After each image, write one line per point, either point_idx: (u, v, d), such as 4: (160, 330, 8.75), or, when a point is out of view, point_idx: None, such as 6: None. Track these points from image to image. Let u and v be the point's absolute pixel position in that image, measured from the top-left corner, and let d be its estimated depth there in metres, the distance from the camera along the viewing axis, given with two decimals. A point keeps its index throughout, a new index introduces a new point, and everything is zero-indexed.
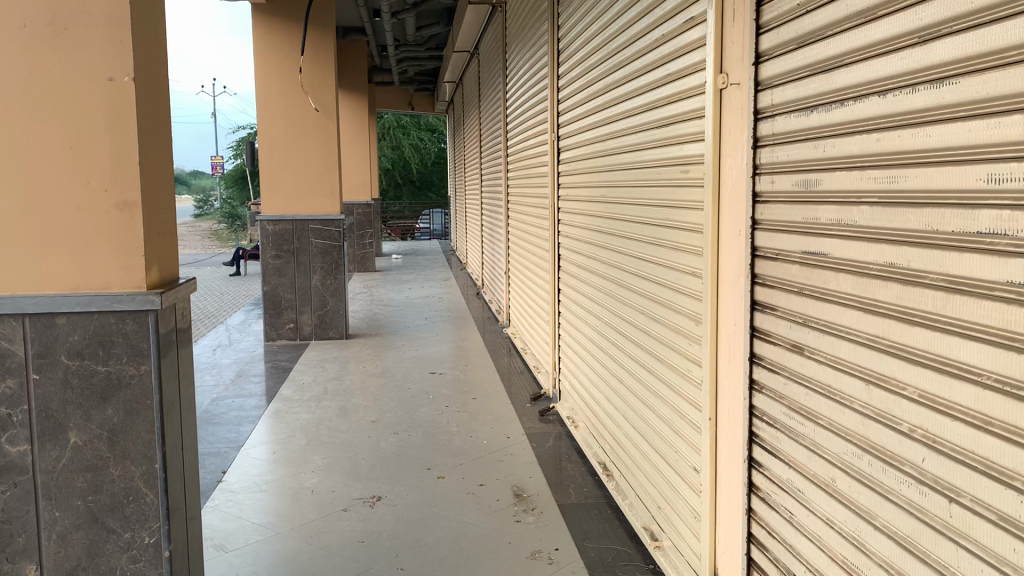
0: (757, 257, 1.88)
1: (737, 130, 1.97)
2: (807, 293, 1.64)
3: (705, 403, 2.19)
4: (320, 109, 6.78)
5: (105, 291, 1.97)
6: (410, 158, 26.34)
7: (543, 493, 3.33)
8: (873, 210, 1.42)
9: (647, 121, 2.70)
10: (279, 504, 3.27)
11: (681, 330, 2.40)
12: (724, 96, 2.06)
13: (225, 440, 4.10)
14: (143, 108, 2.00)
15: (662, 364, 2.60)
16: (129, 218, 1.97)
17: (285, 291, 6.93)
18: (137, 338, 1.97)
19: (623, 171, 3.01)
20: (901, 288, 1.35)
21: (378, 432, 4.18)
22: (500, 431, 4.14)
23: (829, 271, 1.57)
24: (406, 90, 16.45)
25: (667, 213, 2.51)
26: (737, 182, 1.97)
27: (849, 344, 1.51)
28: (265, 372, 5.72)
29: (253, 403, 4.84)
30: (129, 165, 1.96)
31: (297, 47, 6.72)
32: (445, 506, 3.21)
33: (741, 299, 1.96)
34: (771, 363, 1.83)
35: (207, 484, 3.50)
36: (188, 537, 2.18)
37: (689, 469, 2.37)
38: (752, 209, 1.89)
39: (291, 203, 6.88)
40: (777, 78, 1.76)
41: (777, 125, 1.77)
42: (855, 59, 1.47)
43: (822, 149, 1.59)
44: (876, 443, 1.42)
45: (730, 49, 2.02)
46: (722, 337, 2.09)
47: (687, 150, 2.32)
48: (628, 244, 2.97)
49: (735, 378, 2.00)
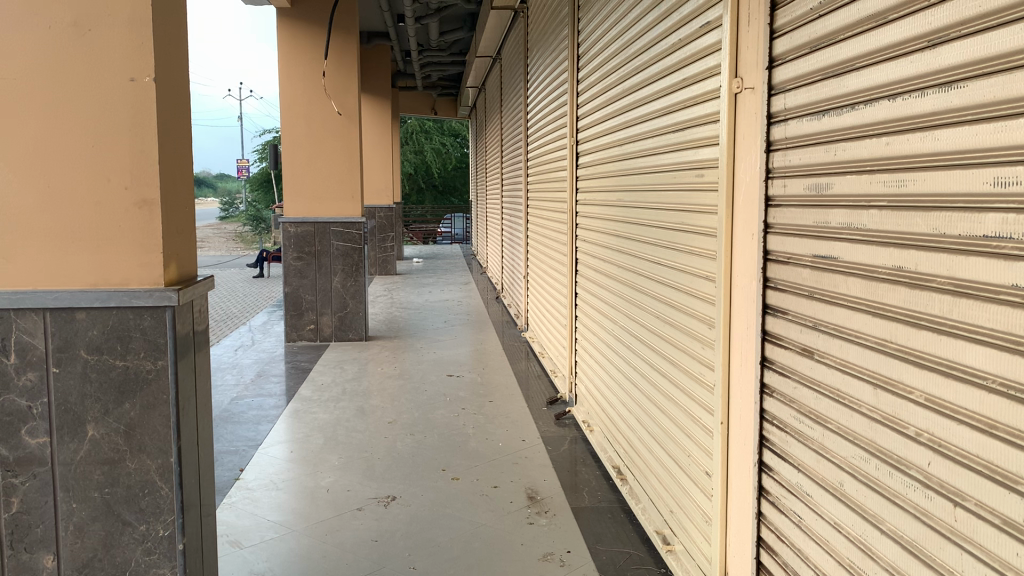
0: (770, 261, 1.88)
1: (750, 134, 1.97)
2: (817, 297, 1.64)
3: (717, 406, 2.19)
4: (342, 113, 6.83)
5: (124, 287, 2.01)
6: (433, 163, 26.47)
7: (557, 495, 3.34)
8: (881, 213, 1.42)
9: (664, 125, 2.71)
10: (294, 502, 3.30)
11: (694, 334, 2.41)
12: (738, 100, 2.06)
13: (243, 438, 4.14)
14: (163, 107, 2.04)
15: (676, 368, 2.60)
16: (148, 216, 2.01)
17: (306, 292, 6.98)
18: (154, 334, 2.00)
19: (639, 175, 3.02)
20: (908, 292, 1.35)
21: (395, 433, 4.21)
22: (516, 434, 4.16)
23: (839, 275, 1.57)
24: (430, 95, 16.56)
25: (682, 217, 2.52)
26: (750, 186, 1.98)
27: (858, 347, 1.50)
28: (286, 373, 5.77)
29: (272, 402, 4.88)
30: (149, 163, 2.00)
31: (320, 51, 6.76)
32: (459, 507, 3.23)
33: (752, 303, 1.96)
34: (782, 367, 1.83)
35: (224, 482, 3.53)
36: (202, 532, 2.21)
37: (701, 472, 2.37)
38: (765, 213, 1.89)
39: (312, 207, 6.97)
40: (790, 83, 1.77)
41: (790, 129, 1.77)
42: (865, 63, 1.48)
43: (832, 153, 1.59)
44: (882, 446, 1.42)
45: (745, 54, 2.02)
46: (735, 340, 2.09)
47: (702, 154, 2.33)
48: (643, 247, 2.98)
49: (746, 382, 2.01)
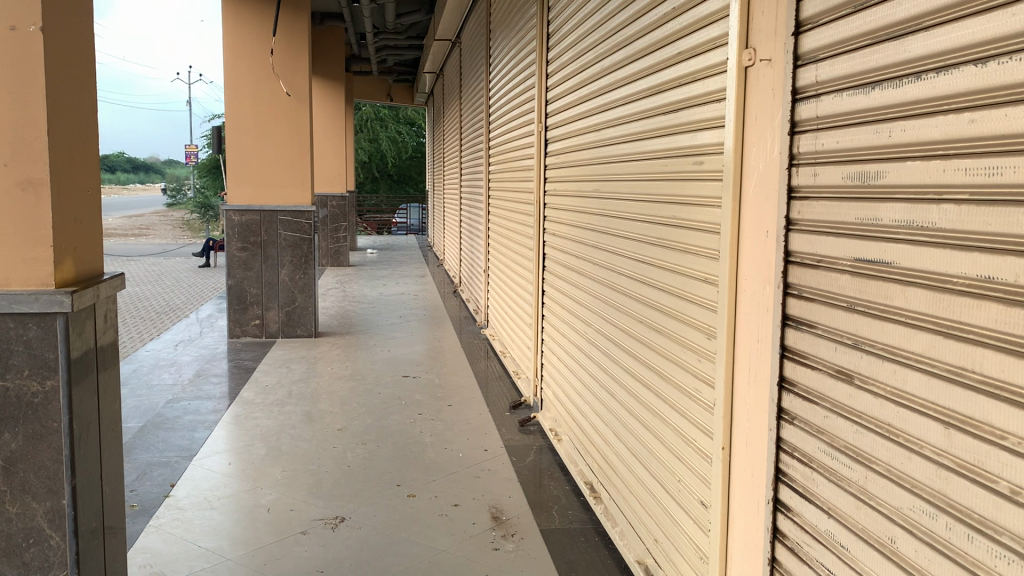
0: (791, 263, 1.58)
1: (766, 112, 1.67)
2: (861, 310, 1.37)
3: (718, 430, 1.89)
4: (292, 94, 6.46)
5: (5, 289, 1.82)
6: (387, 150, 25.94)
7: (523, 516, 3.02)
8: (961, 208, 1.14)
9: (651, 106, 2.42)
10: (230, 525, 2.94)
11: (689, 343, 2.11)
12: (749, 74, 1.76)
13: (176, 448, 3.76)
14: (54, 66, 1.84)
15: (663, 380, 2.31)
16: (34, 198, 1.81)
17: (251, 285, 6.53)
18: (41, 347, 1.83)
19: (621, 162, 2.72)
20: (1001, 308, 1.07)
21: (345, 442, 3.86)
22: (477, 444, 3.83)
23: (895, 284, 1.28)
24: (386, 81, 16.10)
25: (674, 210, 2.22)
26: (765, 176, 1.68)
27: (921, 374, 1.22)
28: (227, 372, 5.37)
29: (210, 406, 4.48)
30: (35, 134, 1.80)
31: (269, 28, 6.38)
32: (416, 530, 2.90)
33: (768, 312, 1.66)
34: (805, 392, 1.53)
35: (152, 500, 3.16)
36: (105, 565, 2.05)
37: (695, 502, 2.08)
38: (785, 208, 1.59)
39: (258, 193, 6.53)
40: (822, 50, 1.46)
41: (822, 106, 1.46)
42: (938, 22, 1.18)
43: (885, 136, 1.30)
44: (956, 499, 1.15)
45: (760, 20, 1.72)
46: (741, 354, 1.80)
47: (701, 138, 2.03)
48: (625, 245, 2.67)
49: (759, 405, 1.71)
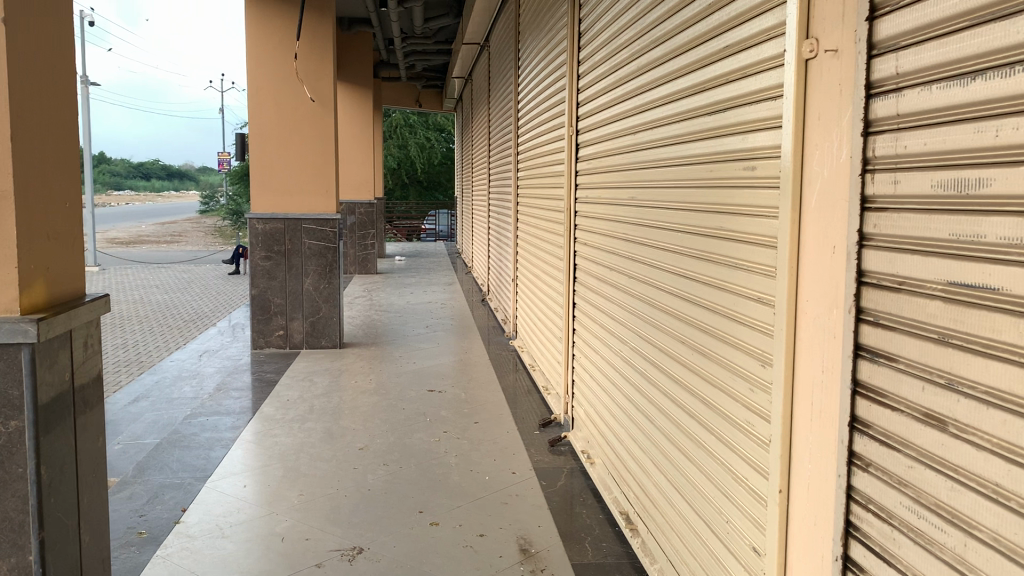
0: (865, 286, 1.35)
1: (832, 111, 1.45)
2: (960, 344, 1.15)
3: (774, 470, 1.67)
4: (316, 100, 6.32)
5: None
6: (416, 157, 25.88)
7: (554, 548, 2.81)
8: None
9: (694, 107, 2.21)
10: (241, 556, 2.76)
11: (741, 371, 1.88)
12: (811, 68, 1.53)
13: (190, 469, 3.59)
14: (17, 63, 1.67)
15: (710, 412, 2.09)
16: None
17: (274, 295, 6.38)
18: (6, 384, 1.69)
19: (658, 169, 2.52)
20: None
21: (366, 463, 3.67)
22: (505, 466, 3.63)
23: (1005, 315, 1.06)
24: (415, 87, 16.00)
25: (723, 222, 2.00)
26: (830, 184, 1.45)
27: None
28: (249, 386, 5.22)
29: (229, 423, 4.32)
30: None
31: (292, 32, 6.23)
32: (437, 562, 2.71)
33: (835, 342, 1.43)
34: (884, 435, 1.31)
35: (161, 527, 2.99)
36: None
37: (747, 549, 1.85)
38: (859, 222, 1.35)
39: (281, 201, 6.38)
40: (904, 36, 1.24)
41: (904, 103, 1.24)
42: None
43: (991, 136, 1.08)
44: None
45: (824, 6, 1.49)
46: (802, 387, 1.57)
47: (754, 142, 1.80)
48: (665, 258, 2.45)
49: (824, 447, 1.48)
